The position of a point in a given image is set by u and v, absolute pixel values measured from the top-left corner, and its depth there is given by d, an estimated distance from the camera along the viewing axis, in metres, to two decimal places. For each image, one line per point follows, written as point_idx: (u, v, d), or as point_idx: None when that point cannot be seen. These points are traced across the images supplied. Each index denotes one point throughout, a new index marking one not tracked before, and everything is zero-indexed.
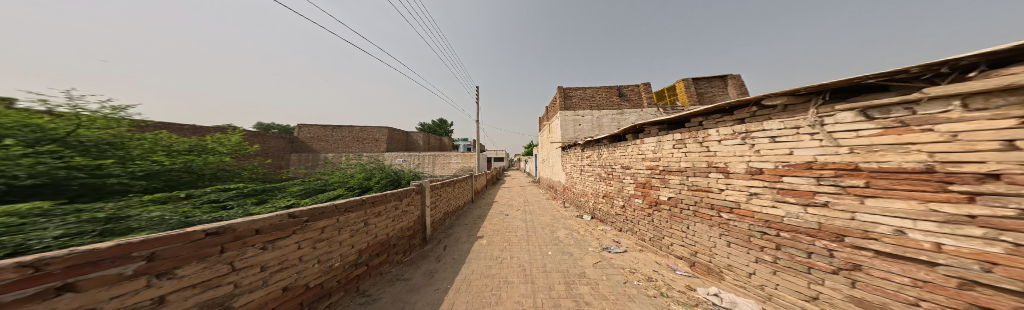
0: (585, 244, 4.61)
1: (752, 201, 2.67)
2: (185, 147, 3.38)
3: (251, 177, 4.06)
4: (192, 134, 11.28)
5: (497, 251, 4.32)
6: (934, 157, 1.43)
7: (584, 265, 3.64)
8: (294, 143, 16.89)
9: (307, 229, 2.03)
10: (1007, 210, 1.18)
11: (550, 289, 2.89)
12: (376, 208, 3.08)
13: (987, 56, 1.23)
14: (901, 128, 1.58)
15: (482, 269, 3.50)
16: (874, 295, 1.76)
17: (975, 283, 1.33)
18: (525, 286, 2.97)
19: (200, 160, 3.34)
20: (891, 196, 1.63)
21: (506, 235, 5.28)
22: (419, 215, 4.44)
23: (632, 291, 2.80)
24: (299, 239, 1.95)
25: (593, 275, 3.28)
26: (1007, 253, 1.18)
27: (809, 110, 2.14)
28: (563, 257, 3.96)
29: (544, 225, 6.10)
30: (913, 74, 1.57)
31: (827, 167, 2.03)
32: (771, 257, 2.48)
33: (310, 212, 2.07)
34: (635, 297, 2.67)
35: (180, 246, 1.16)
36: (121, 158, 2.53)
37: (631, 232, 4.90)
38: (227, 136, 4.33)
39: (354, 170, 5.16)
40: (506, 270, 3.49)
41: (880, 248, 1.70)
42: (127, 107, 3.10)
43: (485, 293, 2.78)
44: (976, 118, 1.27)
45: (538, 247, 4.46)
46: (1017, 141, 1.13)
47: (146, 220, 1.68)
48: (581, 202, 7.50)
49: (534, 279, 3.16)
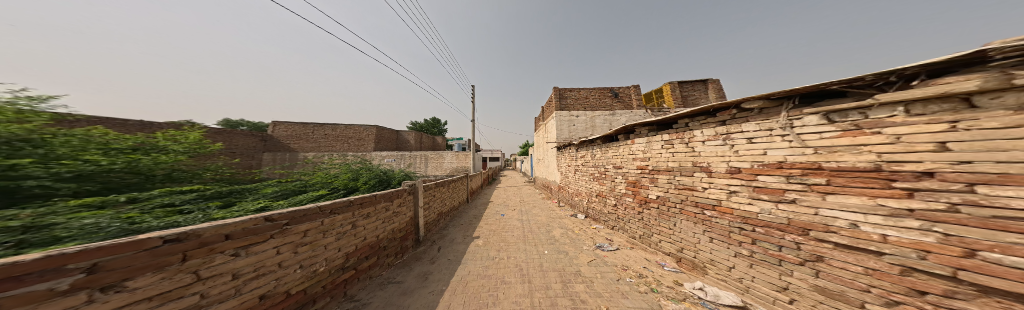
0: (580, 243, 4.68)
1: (732, 198, 2.81)
2: (129, 144, 3.04)
3: (213, 178, 3.75)
4: (137, 131, 10.02)
5: (492, 251, 4.29)
6: (881, 158, 1.60)
7: (579, 263, 3.70)
8: (269, 141, 15.95)
9: (288, 232, 1.94)
10: (938, 204, 1.36)
11: (547, 287, 2.92)
12: (364, 210, 2.97)
13: (927, 66, 1.38)
14: (856, 131, 1.74)
15: (478, 270, 3.46)
16: (835, 284, 1.92)
17: (917, 270, 1.49)
18: (521, 285, 2.98)
19: (150, 159, 3.06)
20: (847, 193, 1.80)
21: (502, 235, 5.24)
22: (411, 216, 4.32)
23: (624, 288, 2.87)
24: (278, 244, 1.85)
25: (588, 273, 3.34)
26: (937, 242, 1.38)
27: (781, 114, 2.29)
28: (559, 256, 4.01)
29: (540, 224, 6.13)
30: (867, 82, 1.72)
31: (795, 166, 2.18)
32: (747, 251, 2.63)
33: (292, 216, 1.97)
34: (627, 293, 2.75)
35: (131, 255, 1.05)
36: (40, 158, 2.21)
37: (623, 230, 5.04)
38: (183, 134, 3.95)
39: (338, 170, 4.90)
40: (503, 270, 3.49)
41: (839, 240, 1.86)
42: (44, 100, 2.72)
43: (482, 294, 2.76)
44: (917, 123, 1.43)
45: (533, 247, 4.48)
46: (948, 143, 1.30)
47: (75, 228, 1.50)
48: (575, 201, 7.61)
49: (532, 278, 3.18)
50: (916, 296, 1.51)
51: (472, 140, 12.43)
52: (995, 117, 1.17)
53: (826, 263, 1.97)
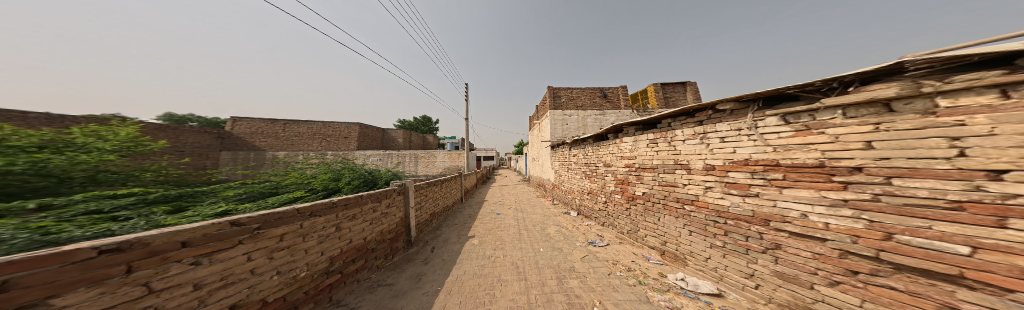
0: (573, 239, 4.80)
1: (707, 193, 2.97)
2: (30, 142, 2.32)
3: (158, 180, 3.28)
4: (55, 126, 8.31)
5: (488, 250, 4.28)
6: (824, 155, 1.81)
7: (572, 259, 3.80)
8: (224, 139, 14.29)
9: (261, 237, 1.76)
10: (865, 194, 1.58)
11: (543, 284, 2.98)
12: (349, 211, 2.83)
13: (861, 75, 1.57)
14: (806, 131, 1.95)
15: (473, 270, 3.44)
16: (790, 268, 2.13)
17: (853, 253, 1.70)
18: (518, 283, 3.02)
19: (63, 158, 2.40)
20: (798, 186, 2.01)
21: (498, 234, 5.25)
22: (401, 216, 4.18)
23: (615, 282, 2.99)
24: (249, 249, 1.67)
25: (581, 268, 3.45)
26: (865, 228, 1.59)
27: (748, 115, 2.46)
28: (554, 253, 4.09)
29: (534, 223, 6.19)
30: (816, 87, 1.91)
31: (758, 163, 2.37)
32: (721, 242, 2.80)
33: (265, 219, 1.79)
34: (617, 286, 2.87)
35: (56, 268, 0.85)
36: None
37: (612, 226, 5.23)
38: (111, 128, 3.27)
39: (320, 171, 4.60)
40: (499, 268, 3.50)
41: (793, 230, 2.08)
42: None
43: (478, 293, 2.76)
44: (851, 124, 1.65)
45: (528, 245, 4.54)
46: (872, 142, 1.52)
47: None
48: (568, 199, 7.77)
49: (528, 276, 3.22)
50: (852, 276, 1.73)
51: (464, 139, 12.21)
52: (908, 120, 1.37)
53: (783, 250, 2.19)
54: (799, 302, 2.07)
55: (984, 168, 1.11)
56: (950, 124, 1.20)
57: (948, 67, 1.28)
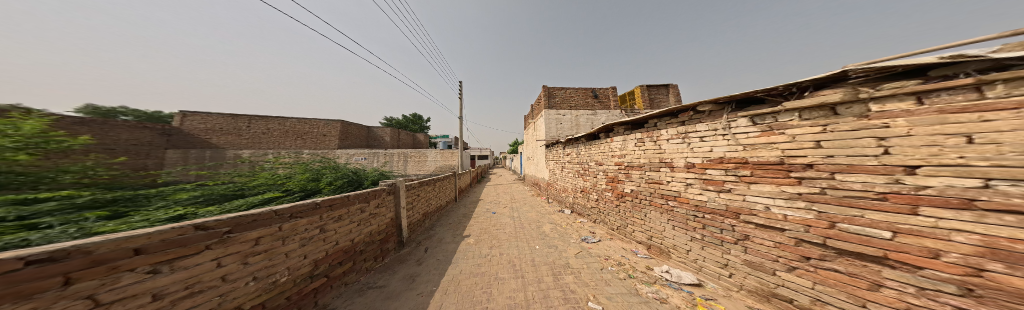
0: (567, 237, 4.88)
1: (688, 190, 3.04)
2: None
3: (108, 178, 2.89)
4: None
5: (484, 249, 4.28)
6: (784, 153, 1.99)
7: (567, 256, 3.89)
8: (182, 136, 12.70)
9: (231, 241, 1.61)
10: (815, 188, 1.78)
11: (540, 281, 3.02)
12: (335, 212, 2.69)
13: (814, 81, 1.74)
14: (770, 132, 2.12)
15: (469, 269, 3.42)
16: (756, 257, 2.30)
17: (806, 241, 1.89)
18: (515, 281, 3.05)
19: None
20: (762, 182, 2.18)
21: (494, 233, 5.26)
22: (391, 217, 4.04)
23: (607, 276, 3.11)
24: (219, 255, 1.52)
25: (575, 265, 3.54)
26: (815, 218, 1.79)
27: (724, 116, 2.56)
28: (550, 250, 4.16)
29: (529, 221, 6.24)
30: (779, 91, 2.04)
31: (731, 160, 2.49)
32: (699, 235, 2.90)
33: (236, 221, 1.64)
34: (610, 281, 2.98)
35: None
36: None
37: (603, 223, 5.36)
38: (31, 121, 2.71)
39: (297, 171, 4.24)
40: (496, 267, 3.51)
41: (758, 222, 2.25)
42: None
43: (475, 292, 2.76)
44: (805, 126, 1.83)
45: (524, 243, 4.58)
46: (822, 141, 1.72)
47: None
48: (562, 197, 7.87)
49: (524, 273, 3.26)
50: (806, 261, 1.92)
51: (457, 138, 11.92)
52: (848, 122, 1.57)
53: (751, 241, 2.34)
54: (764, 288, 2.25)
55: (902, 164, 1.30)
56: (878, 126, 1.39)
57: (880, 76, 1.44)
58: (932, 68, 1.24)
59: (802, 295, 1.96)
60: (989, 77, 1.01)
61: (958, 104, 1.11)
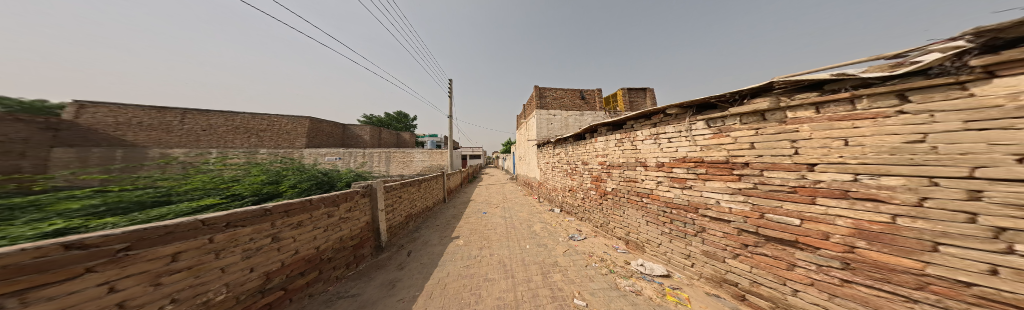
0: (556, 235, 4.94)
1: (659, 187, 3.23)
2: None
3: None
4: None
5: (475, 250, 4.23)
6: (727, 154, 2.25)
7: (555, 254, 3.95)
8: (107, 130, 10.53)
9: (131, 260, 1.21)
10: (747, 184, 2.07)
11: (529, 281, 3.06)
12: (291, 219, 2.32)
13: (751, 90, 2.01)
14: (720, 134, 2.33)
15: (458, 271, 3.38)
16: (710, 247, 2.53)
17: (748, 231, 2.12)
18: (505, 281, 3.06)
19: None
20: (714, 178, 2.40)
21: (484, 234, 5.19)
22: (367, 221, 3.73)
23: (591, 273, 3.21)
24: (112, 278, 1.14)
25: (563, 263, 3.60)
26: (749, 209, 2.08)
27: (686, 119, 2.74)
28: (539, 249, 4.20)
29: (520, 221, 6.28)
30: (727, 97, 2.24)
31: (691, 159, 2.68)
32: (667, 229, 3.10)
33: (138, 236, 1.24)
34: (593, 277, 3.07)
35: None
36: None
37: (588, 221, 5.50)
38: None
39: (250, 172, 3.44)
40: (486, 267, 3.50)
41: (710, 214, 2.48)
42: None
43: (463, 294, 2.73)
44: (744, 129, 2.10)
45: (515, 243, 4.59)
46: (754, 143, 2.00)
47: None
48: (552, 196, 7.97)
49: (514, 273, 3.28)
50: (745, 248, 2.18)
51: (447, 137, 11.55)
52: (772, 127, 1.85)
53: (707, 233, 2.54)
54: (717, 274, 2.47)
55: (805, 162, 1.62)
56: (790, 130, 1.71)
57: (793, 88, 1.73)
58: (825, 82, 1.54)
59: (744, 278, 2.20)
60: (860, 93, 1.30)
61: (840, 113, 1.42)
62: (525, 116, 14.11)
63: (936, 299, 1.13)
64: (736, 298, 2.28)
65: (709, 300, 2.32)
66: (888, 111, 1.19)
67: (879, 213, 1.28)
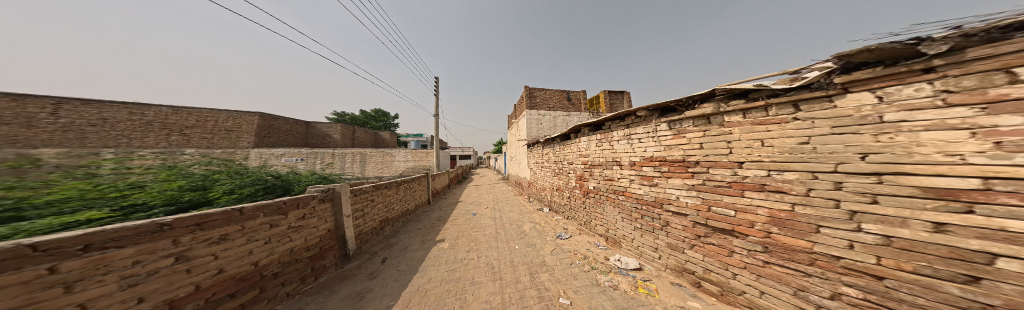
0: (544, 235, 4.95)
1: (632, 185, 3.44)
2: None
3: None
4: None
5: (460, 253, 4.08)
6: (683, 153, 2.51)
7: (543, 254, 3.93)
8: None
9: None
10: (697, 181, 2.35)
11: (517, 282, 3.00)
12: (207, 233, 1.76)
13: (696, 96, 2.29)
14: (677, 136, 2.60)
15: (441, 276, 3.22)
16: (671, 239, 2.77)
17: (702, 223, 2.37)
18: (493, 283, 2.98)
19: None
20: (674, 176, 2.65)
21: (472, 236, 5.03)
22: (326, 229, 3.22)
23: (576, 270, 3.25)
24: None
25: (550, 262, 3.59)
26: (699, 203, 2.35)
27: (652, 122, 2.98)
28: (528, 249, 4.16)
29: (510, 221, 6.19)
30: (681, 102, 2.50)
31: (657, 159, 2.91)
32: (639, 224, 3.32)
33: None
34: (577, 274, 3.11)
35: None
36: None
37: (573, 219, 5.62)
38: None
39: (158, 179, 2.51)
40: (472, 271, 3.38)
41: (671, 209, 2.73)
42: None
43: (447, 300, 2.61)
44: (693, 131, 2.38)
45: (503, 244, 4.51)
46: (702, 143, 2.27)
47: None
48: (541, 196, 8.04)
49: (503, 275, 3.20)
50: (698, 238, 2.44)
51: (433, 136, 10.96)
52: (713, 129, 2.17)
53: (670, 227, 2.78)
54: (677, 264, 2.70)
55: (737, 160, 1.98)
56: (726, 132, 2.05)
57: (726, 95, 2.07)
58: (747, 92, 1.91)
59: (699, 267, 2.43)
60: (773, 101, 1.65)
61: (758, 118, 1.79)
62: (515, 116, 14.14)
63: (823, 272, 1.49)
64: (693, 285, 2.50)
65: (673, 289, 2.51)
66: (787, 117, 1.60)
67: (782, 202, 1.68)
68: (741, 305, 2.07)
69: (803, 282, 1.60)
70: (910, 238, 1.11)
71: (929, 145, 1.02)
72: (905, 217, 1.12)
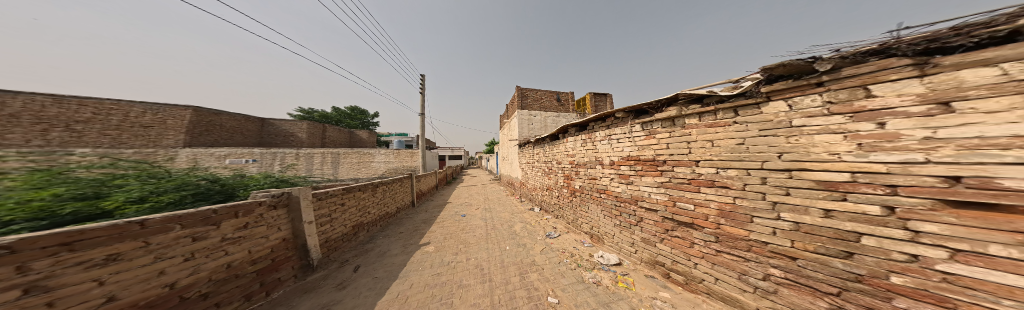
0: (534, 234, 4.97)
1: (612, 183, 3.63)
2: None
3: None
4: None
5: (448, 256, 3.91)
6: (652, 152, 2.75)
7: (533, 253, 3.94)
8: None
9: None
10: (665, 178, 2.58)
11: (507, 283, 2.97)
12: (86, 253, 1.26)
13: (663, 100, 2.52)
14: (647, 136, 2.84)
15: (425, 281, 3.05)
16: (645, 234, 3.00)
17: (669, 218, 2.59)
18: (482, 285, 2.91)
19: None
20: (646, 174, 2.86)
21: (461, 237, 4.87)
22: (274, 238, 2.67)
23: (563, 269, 3.30)
24: None
25: (540, 261, 3.61)
26: (665, 199, 2.59)
27: (628, 123, 3.19)
28: (519, 250, 4.14)
29: (501, 221, 6.11)
30: (651, 105, 2.71)
31: (632, 158, 3.12)
32: (618, 221, 3.52)
33: None
34: (565, 273, 3.17)
35: None
36: None
37: (561, 218, 5.74)
38: None
39: (21, 185, 1.82)
40: (460, 273, 3.27)
41: (644, 205, 2.94)
42: None
43: (430, 306, 2.48)
44: (660, 132, 2.63)
45: (493, 244, 4.44)
46: (667, 144, 2.52)
47: None
48: (532, 195, 8.09)
49: (492, 277, 3.13)
50: (667, 232, 2.66)
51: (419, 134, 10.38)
52: (676, 130, 2.42)
53: (643, 223, 3.00)
54: (650, 257, 2.92)
55: (694, 159, 2.22)
56: (687, 133, 2.28)
57: (686, 100, 2.31)
58: (701, 98, 2.17)
59: (667, 259, 2.65)
60: (721, 106, 1.93)
61: (710, 121, 2.06)
62: (507, 116, 14.09)
63: (758, 256, 1.79)
64: (664, 276, 2.72)
65: (647, 281, 2.70)
66: (728, 121, 1.91)
67: (725, 196, 1.97)
68: (701, 293, 2.28)
69: (743, 266, 1.90)
70: (811, 222, 1.46)
71: (820, 146, 1.37)
72: (806, 205, 1.48)
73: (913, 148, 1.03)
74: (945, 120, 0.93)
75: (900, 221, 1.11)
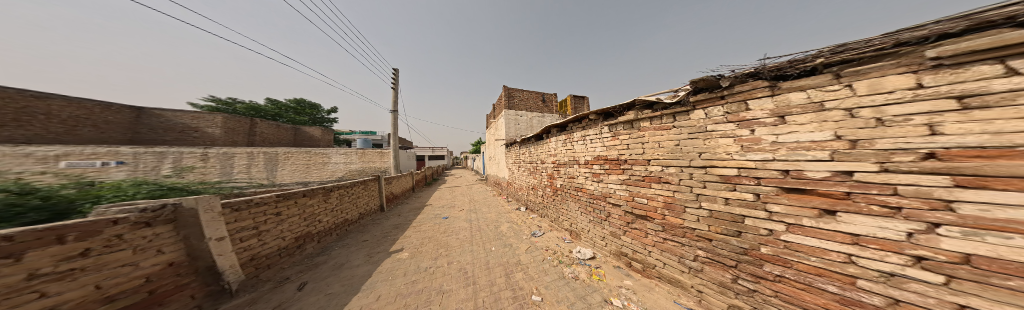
0: (520, 234, 5.00)
1: (586, 181, 3.92)
2: None
3: None
4: None
5: (426, 261, 3.60)
6: (615, 152, 3.09)
7: (518, 253, 3.95)
8: None
9: None
10: (625, 176, 2.94)
11: (492, 284, 2.91)
12: None
13: (624, 105, 2.86)
14: (611, 137, 3.17)
15: (396, 290, 2.74)
16: (611, 227, 3.32)
17: (629, 211, 2.94)
18: (465, 288, 2.79)
19: None
20: (612, 172, 3.20)
21: (443, 240, 4.55)
22: (138, 265, 1.87)
23: (546, 266, 3.40)
24: None
25: (525, 261, 3.63)
26: (626, 194, 2.94)
27: (598, 124, 3.49)
28: (505, 250, 4.10)
29: (487, 222, 5.97)
30: (615, 109, 3.04)
31: (601, 158, 3.44)
32: (592, 217, 3.81)
33: None
34: (547, 270, 3.26)
35: None
36: None
37: (545, 216, 5.89)
38: None
39: None
40: (441, 278, 3.06)
41: (610, 200, 3.28)
42: None
43: None
44: (621, 134, 2.97)
45: (479, 246, 4.28)
46: (626, 144, 2.87)
47: None
48: (518, 195, 8.12)
49: (476, 280, 3.02)
50: (628, 225, 2.99)
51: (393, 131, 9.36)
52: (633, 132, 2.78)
53: (610, 217, 3.32)
54: (616, 249, 3.24)
55: (646, 158, 2.59)
56: (641, 135, 2.64)
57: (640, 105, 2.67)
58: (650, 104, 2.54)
59: (629, 249, 2.98)
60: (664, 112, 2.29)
61: (657, 125, 2.42)
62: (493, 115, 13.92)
63: (689, 241, 2.17)
64: (627, 265, 3.04)
65: (615, 271, 2.98)
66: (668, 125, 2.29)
67: (666, 190, 2.35)
68: (655, 277, 2.63)
69: (681, 250, 2.27)
70: (716, 209, 1.90)
71: (722, 148, 1.81)
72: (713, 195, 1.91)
73: (766, 150, 1.52)
74: (782, 129, 1.43)
75: (762, 204, 1.59)
